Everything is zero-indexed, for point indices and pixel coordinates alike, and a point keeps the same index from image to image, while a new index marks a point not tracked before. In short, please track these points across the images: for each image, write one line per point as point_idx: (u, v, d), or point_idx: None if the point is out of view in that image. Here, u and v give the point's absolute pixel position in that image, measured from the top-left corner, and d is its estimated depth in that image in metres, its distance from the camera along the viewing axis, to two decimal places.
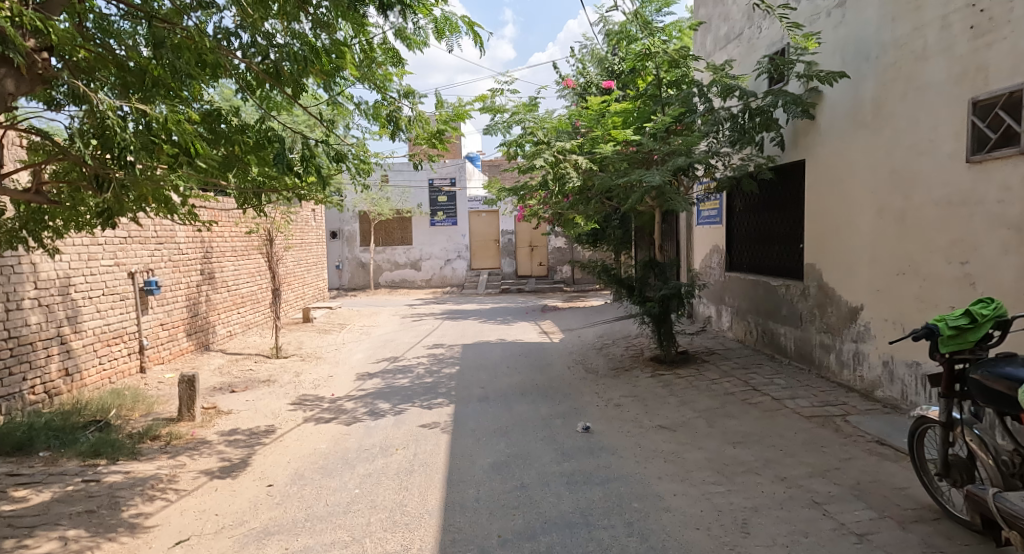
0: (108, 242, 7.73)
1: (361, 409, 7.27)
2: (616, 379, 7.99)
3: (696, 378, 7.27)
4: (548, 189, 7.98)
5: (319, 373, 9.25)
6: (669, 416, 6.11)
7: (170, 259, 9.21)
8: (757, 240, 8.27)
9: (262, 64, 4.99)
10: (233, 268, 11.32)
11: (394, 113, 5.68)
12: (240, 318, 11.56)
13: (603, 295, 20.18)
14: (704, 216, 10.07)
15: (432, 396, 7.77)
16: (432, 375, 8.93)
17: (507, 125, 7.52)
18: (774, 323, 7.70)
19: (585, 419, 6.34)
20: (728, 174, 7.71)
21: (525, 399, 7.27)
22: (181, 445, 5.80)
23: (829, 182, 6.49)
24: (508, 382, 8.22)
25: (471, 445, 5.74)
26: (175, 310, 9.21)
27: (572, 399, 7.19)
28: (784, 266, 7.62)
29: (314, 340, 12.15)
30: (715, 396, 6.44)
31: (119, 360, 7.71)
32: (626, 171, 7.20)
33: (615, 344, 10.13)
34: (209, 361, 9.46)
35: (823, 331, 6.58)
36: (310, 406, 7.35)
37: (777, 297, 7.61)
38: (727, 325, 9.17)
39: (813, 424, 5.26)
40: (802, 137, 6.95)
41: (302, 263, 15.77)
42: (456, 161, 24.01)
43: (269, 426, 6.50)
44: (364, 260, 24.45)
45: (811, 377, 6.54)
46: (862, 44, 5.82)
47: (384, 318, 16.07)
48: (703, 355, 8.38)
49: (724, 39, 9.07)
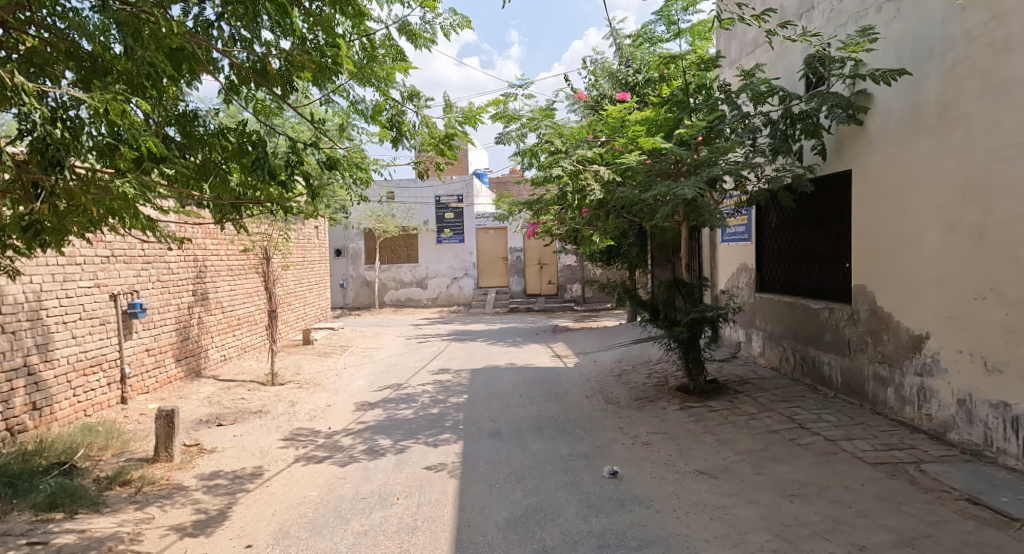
0: (87, 261, 7.10)
1: (359, 447, 6.56)
2: (641, 412, 7.26)
3: (732, 412, 6.54)
4: (565, 203, 7.33)
5: (316, 403, 8.55)
6: (707, 459, 5.38)
7: (159, 279, 8.58)
8: (792, 258, 7.59)
9: (246, 60, 4.35)
10: (228, 288, 10.70)
11: (398, 117, 5.07)
12: (235, 341, 10.92)
13: (616, 315, 19.45)
14: (730, 233, 9.40)
15: (438, 431, 7.07)
16: (438, 406, 8.23)
17: (521, 133, 6.89)
18: (816, 350, 7.00)
19: (611, 461, 5.61)
20: (762, 187, 7.05)
21: (541, 435, 6.56)
22: (153, 492, 5.11)
23: (881, 194, 5.83)
24: (522, 415, 7.50)
25: (482, 494, 5.02)
26: (163, 334, 8.55)
27: (594, 436, 6.47)
28: (825, 287, 6.93)
29: (313, 364, 11.47)
30: (757, 436, 5.71)
31: (97, 391, 7.05)
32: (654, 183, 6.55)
33: (636, 370, 9.39)
34: (198, 389, 8.79)
35: (877, 361, 5.88)
36: (303, 443, 6.66)
37: (819, 322, 6.91)
38: (758, 351, 8.46)
39: (881, 474, 4.53)
40: (846, 145, 6.28)
41: (303, 282, 15.18)
42: (464, 177, 23.44)
43: (256, 468, 5.81)
44: (369, 278, 23.89)
45: (866, 413, 5.81)
46: (923, 39, 5.18)
47: (388, 340, 15.38)
48: (735, 384, 7.65)
49: (752, 44, 8.43)
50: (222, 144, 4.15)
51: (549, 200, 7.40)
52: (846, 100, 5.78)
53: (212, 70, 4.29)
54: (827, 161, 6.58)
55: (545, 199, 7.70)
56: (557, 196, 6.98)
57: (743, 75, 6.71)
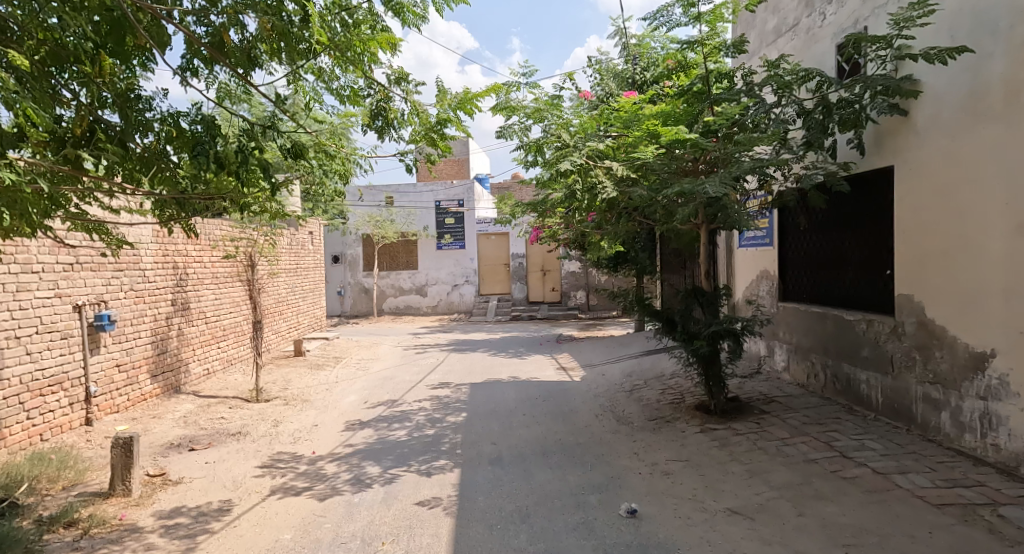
0: (47, 269, 6.48)
1: (344, 475, 5.88)
2: (656, 434, 6.57)
3: (761, 437, 5.85)
4: (575, 204, 6.70)
5: (302, 422, 7.89)
6: (738, 495, 4.70)
7: (132, 288, 7.94)
8: (822, 264, 6.93)
9: (203, 35, 3.74)
10: (213, 297, 10.09)
11: (383, 103, 4.51)
12: (219, 354, 10.26)
13: (623, 324, 18.75)
14: (749, 237, 8.73)
15: (432, 456, 6.39)
16: (434, 426, 7.55)
17: (524, 127, 6.26)
18: (851, 367, 6.33)
19: (627, 496, 4.94)
20: (791, 187, 6.40)
21: (547, 464, 5.88)
22: (101, 536, 4.44)
23: (927, 193, 5.20)
24: (524, 438, 6.82)
25: (480, 537, 4.35)
26: (136, 348, 7.89)
27: (606, 464, 5.79)
28: (861, 296, 6.27)
29: (303, 378, 10.81)
30: (794, 466, 5.03)
31: (57, 412, 6.40)
32: (672, 180, 5.97)
33: (648, 386, 8.70)
34: (175, 407, 8.12)
35: (927, 381, 5.21)
36: (282, 471, 5.99)
37: (854, 335, 6.24)
38: (782, 366, 7.78)
39: (951, 520, 3.86)
40: (886, 139, 5.65)
41: (295, 290, 14.55)
42: (464, 182, 22.88)
43: (224, 502, 5.15)
44: (367, 285, 23.25)
45: (916, 440, 5.13)
46: (986, 15, 4.56)
47: (385, 351, 14.71)
48: (760, 403, 6.96)
49: (774, 32, 7.80)
50: (162, 126, 3.53)
51: (557, 199, 6.78)
52: (892, 82, 5.10)
53: (163, 46, 3.67)
54: (866, 156, 5.90)
55: (553, 200, 7.08)
56: (564, 196, 6.35)
57: (766, 65, 6.10)
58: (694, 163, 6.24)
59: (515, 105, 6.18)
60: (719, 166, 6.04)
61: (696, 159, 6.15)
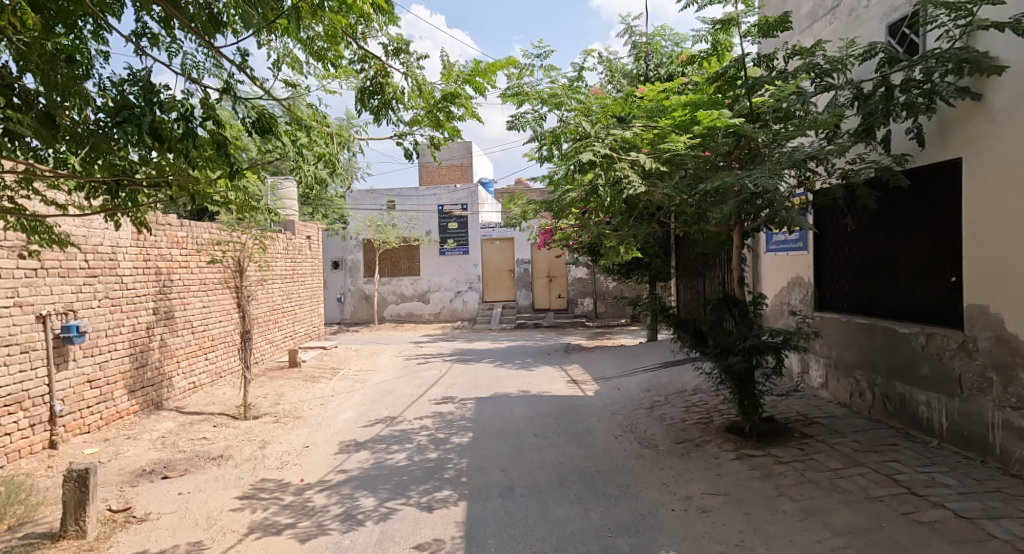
0: (6, 275, 5.83)
1: (335, 509, 5.17)
2: (686, 461, 5.86)
3: (809, 467, 5.14)
4: (596, 201, 6.06)
5: (292, 443, 7.20)
6: (795, 542, 3.99)
7: (108, 296, 7.28)
8: (869, 271, 6.24)
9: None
10: (200, 305, 9.46)
11: (380, 77, 3.94)
12: (207, 365, 9.62)
13: (633, 332, 18.01)
14: (779, 242, 8.01)
15: (434, 485, 5.69)
16: (436, 448, 6.85)
17: (537, 117, 5.61)
18: (906, 386, 5.64)
19: (661, 541, 4.24)
20: (837, 183, 5.71)
21: (565, 497, 5.17)
22: None
23: (1006, 188, 4.52)
24: (538, 464, 6.12)
25: None
26: (111, 362, 7.21)
27: (633, 498, 5.08)
28: (918, 306, 5.58)
29: (297, 392, 10.11)
30: (856, 506, 4.32)
31: (14, 436, 5.74)
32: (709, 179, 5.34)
33: (669, 404, 7.98)
34: (155, 426, 7.45)
35: (1009, 406, 4.53)
36: (265, 504, 5.29)
37: (910, 350, 5.55)
38: (820, 383, 7.08)
39: None
40: (951, 127, 4.98)
41: (290, 296, 13.89)
42: (467, 186, 22.23)
43: (193, 545, 4.46)
44: (368, 291, 22.60)
45: (998, 476, 4.43)
46: None
47: (386, 361, 14.03)
48: (800, 425, 6.24)
49: (810, 17, 7.05)
50: (104, 98, 3.32)
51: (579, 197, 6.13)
52: (969, 56, 4.37)
53: None
54: (927, 149, 5.21)
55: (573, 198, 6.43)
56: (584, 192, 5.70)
57: (801, 51, 5.51)
58: (727, 156, 5.57)
59: (528, 92, 5.52)
60: (757, 158, 5.37)
61: (731, 150, 5.49)
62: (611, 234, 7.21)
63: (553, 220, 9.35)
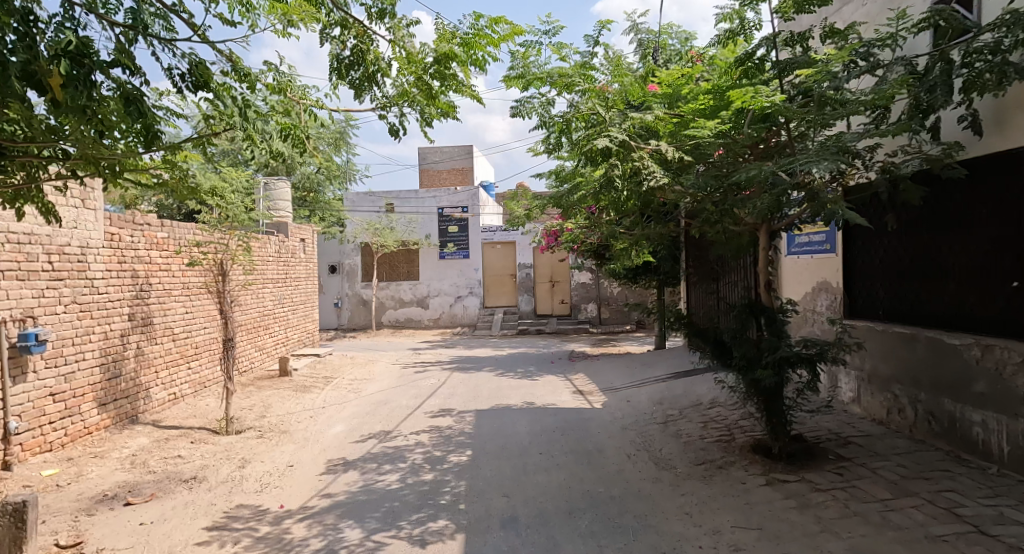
0: None
1: (315, 543, 4.56)
2: (710, 486, 5.25)
3: (853, 496, 4.53)
4: (612, 196, 5.55)
5: (275, 462, 6.60)
6: None
7: (77, 301, 6.73)
8: (910, 275, 5.67)
9: None
10: (182, 311, 8.92)
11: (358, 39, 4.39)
12: (190, 375, 9.05)
13: (639, 340, 17.40)
14: (802, 244, 7.42)
15: (429, 513, 5.08)
16: (432, 469, 6.24)
17: (544, 103, 5.11)
18: (955, 403, 5.05)
19: None
20: (877, 176, 5.14)
21: (576, 531, 4.56)
22: None
23: None
24: (545, 489, 5.51)
25: None
26: (79, 373, 6.65)
27: (654, 532, 4.47)
28: (969, 315, 5.00)
29: (285, 404, 9.52)
30: (918, 547, 3.71)
31: None
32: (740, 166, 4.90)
33: (685, 419, 7.37)
34: (127, 442, 6.86)
35: None
36: (237, 535, 4.69)
37: (960, 363, 4.97)
38: (850, 397, 6.48)
39: None
40: (1015, 112, 4.41)
41: (282, 302, 13.35)
42: (468, 188, 21.65)
43: None
44: (366, 296, 22.04)
45: None
46: None
47: (382, 369, 13.43)
48: (835, 446, 5.63)
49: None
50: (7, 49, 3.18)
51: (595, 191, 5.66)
52: None
53: None
54: (985, 137, 4.66)
55: (589, 195, 5.94)
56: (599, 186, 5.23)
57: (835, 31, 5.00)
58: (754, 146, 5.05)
59: (534, 75, 5.02)
60: (792, 148, 4.88)
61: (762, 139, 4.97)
62: (629, 235, 6.71)
63: (560, 221, 8.78)
